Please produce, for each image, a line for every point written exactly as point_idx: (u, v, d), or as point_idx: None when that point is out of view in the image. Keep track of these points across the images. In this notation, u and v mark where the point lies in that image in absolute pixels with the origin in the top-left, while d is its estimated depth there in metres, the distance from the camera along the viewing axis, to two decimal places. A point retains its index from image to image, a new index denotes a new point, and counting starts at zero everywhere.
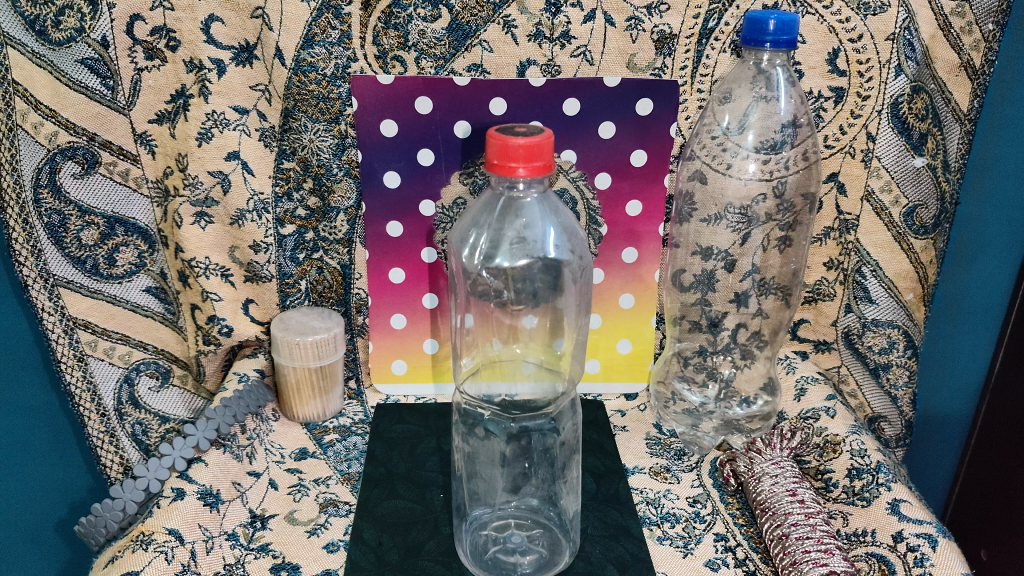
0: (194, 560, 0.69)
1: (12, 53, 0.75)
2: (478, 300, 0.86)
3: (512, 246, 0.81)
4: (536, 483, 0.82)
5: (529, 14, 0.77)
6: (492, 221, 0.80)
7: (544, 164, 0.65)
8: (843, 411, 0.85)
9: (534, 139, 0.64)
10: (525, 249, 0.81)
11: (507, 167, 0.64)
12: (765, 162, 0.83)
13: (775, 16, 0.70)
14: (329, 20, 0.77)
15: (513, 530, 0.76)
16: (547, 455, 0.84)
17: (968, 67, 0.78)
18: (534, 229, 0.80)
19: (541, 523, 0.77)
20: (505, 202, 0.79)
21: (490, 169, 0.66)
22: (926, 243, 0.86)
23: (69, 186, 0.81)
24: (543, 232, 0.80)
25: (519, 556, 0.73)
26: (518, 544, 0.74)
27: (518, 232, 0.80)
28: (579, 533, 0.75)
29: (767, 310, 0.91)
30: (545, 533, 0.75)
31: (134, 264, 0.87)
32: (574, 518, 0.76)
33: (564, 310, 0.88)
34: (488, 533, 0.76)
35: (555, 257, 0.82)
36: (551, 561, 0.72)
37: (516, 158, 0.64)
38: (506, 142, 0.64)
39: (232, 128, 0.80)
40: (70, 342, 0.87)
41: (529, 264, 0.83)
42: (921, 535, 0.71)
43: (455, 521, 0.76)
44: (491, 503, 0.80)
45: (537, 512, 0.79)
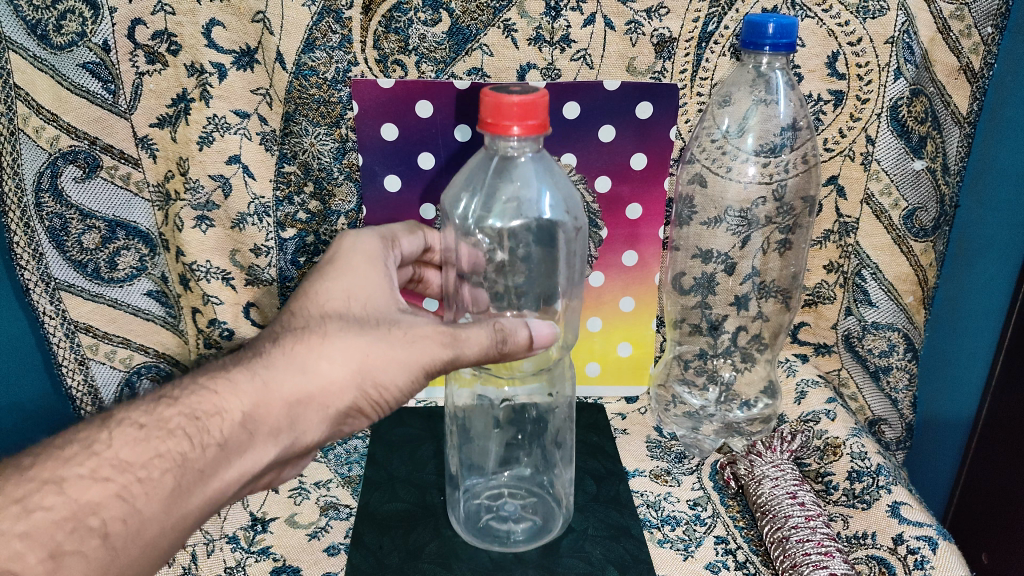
0: (194, 563, 0.73)
1: (13, 58, 0.75)
2: (470, 272, 0.83)
3: (503, 209, 0.77)
4: (527, 453, 0.86)
5: (529, 18, 0.78)
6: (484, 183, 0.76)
7: (538, 123, 0.63)
8: (843, 414, 0.86)
9: (529, 97, 0.62)
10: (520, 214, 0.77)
11: (506, 124, 0.63)
12: (765, 165, 0.83)
13: (774, 19, 0.70)
14: (330, 24, 0.77)
15: (507, 499, 0.80)
16: (538, 425, 0.87)
17: (967, 70, 0.78)
18: (529, 190, 0.76)
19: (533, 492, 0.81)
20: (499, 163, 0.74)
21: (485, 128, 0.64)
22: (926, 246, 0.86)
23: (70, 190, 0.81)
24: (538, 198, 0.76)
25: (512, 524, 0.76)
26: (512, 513, 0.78)
27: (510, 196, 0.76)
28: (572, 502, 0.79)
29: (767, 313, 0.92)
30: (537, 501, 0.79)
31: (135, 268, 0.86)
32: (566, 487, 0.80)
33: (563, 291, 0.84)
34: (480, 503, 0.80)
35: (551, 218, 0.78)
36: (545, 527, 0.76)
37: (510, 116, 0.63)
38: (502, 100, 0.62)
39: (232, 132, 0.81)
40: (70, 347, 0.87)
41: (524, 226, 0.79)
42: (921, 537, 0.71)
43: (448, 491, 0.80)
44: (483, 473, 0.84)
45: (529, 481, 0.83)
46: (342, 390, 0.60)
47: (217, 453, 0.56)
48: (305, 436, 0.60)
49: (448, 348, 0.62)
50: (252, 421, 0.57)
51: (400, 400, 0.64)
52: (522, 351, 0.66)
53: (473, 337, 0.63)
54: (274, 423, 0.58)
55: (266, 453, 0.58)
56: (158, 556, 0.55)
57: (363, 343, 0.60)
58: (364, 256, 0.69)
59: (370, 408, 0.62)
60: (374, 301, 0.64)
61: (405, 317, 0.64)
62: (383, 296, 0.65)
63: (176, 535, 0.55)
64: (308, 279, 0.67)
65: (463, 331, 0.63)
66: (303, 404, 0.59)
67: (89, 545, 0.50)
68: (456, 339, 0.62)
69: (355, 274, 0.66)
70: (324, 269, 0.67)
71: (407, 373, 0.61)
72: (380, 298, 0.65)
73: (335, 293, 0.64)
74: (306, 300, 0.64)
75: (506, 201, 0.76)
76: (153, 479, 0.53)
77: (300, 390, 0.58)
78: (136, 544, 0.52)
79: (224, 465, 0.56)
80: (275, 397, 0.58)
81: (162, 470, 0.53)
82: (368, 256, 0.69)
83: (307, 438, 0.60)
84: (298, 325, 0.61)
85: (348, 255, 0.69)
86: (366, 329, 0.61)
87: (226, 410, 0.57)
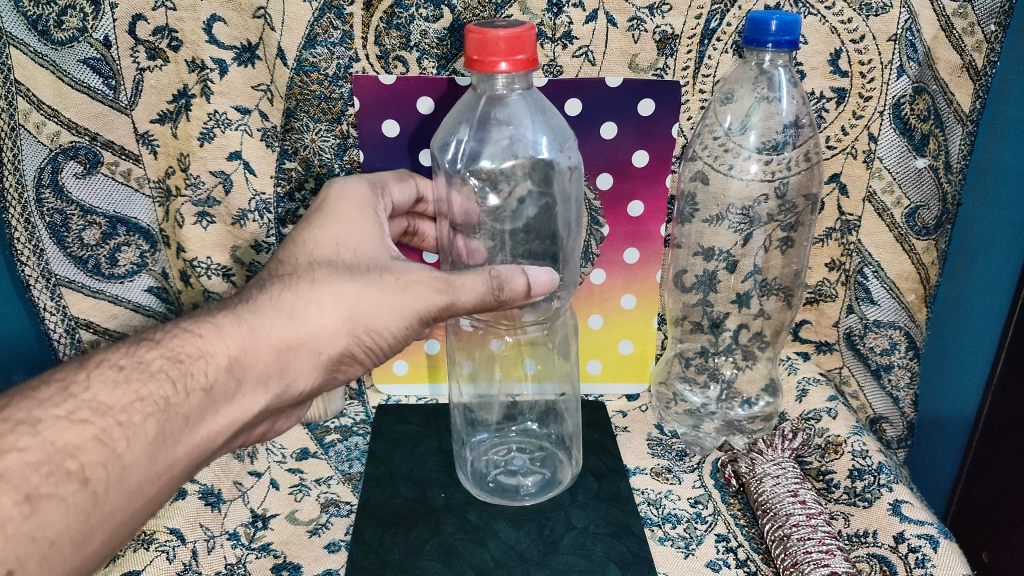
0: (195, 560, 0.71)
1: (13, 53, 0.75)
2: (465, 220, 0.84)
3: (494, 148, 0.78)
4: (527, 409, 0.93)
5: (531, 14, 0.77)
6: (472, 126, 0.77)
7: (527, 59, 0.64)
8: (844, 412, 0.87)
9: (516, 30, 0.63)
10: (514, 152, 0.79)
11: (494, 60, 0.63)
12: (767, 163, 0.83)
13: (778, 16, 0.70)
14: (331, 20, 0.77)
15: (514, 454, 0.86)
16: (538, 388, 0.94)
17: (970, 68, 0.78)
18: (521, 130, 0.77)
19: (539, 448, 0.87)
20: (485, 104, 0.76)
21: (472, 67, 0.64)
22: (928, 244, 0.86)
23: (70, 186, 0.80)
24: (529, 132, 0.77)
25: (521, 477, 0.82)
26: (520, 467, 0.84)
27: (501, 132, 0.77)
28: (579, 454, 0.85)
29: (769, 311, 0.92)
30: (544, 455, 0.86)
31: (135, 264, 0.86)
32: (573, 442, 0.87)
33: (562, 237, 0.86)
34: (489, 459, 0.85)
35: (545, 159, 0.79)
36: (552, 479, 0.82)
37: (497, 51, 0.63)
38: (487, 35, 0.62)
39: (233, 129, 0.80)
40: (70, 342, 0.86)
41: (517, 167, 0.80)
42: (922, 536, 0.71)
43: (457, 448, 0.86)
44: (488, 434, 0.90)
45: (534, 440, 0.89)
46: (333, 335, 0.61)
47: (205, 398, 0.56)
48: (297, 380, 0.61)
49: (441, 292, 0.63)
50: (239, 366, 0.57)
51: (392, 345, 0.65)
52: (519, 299, 0.67)
53: (468, 285, 0.64)
54: (264, 370, 0.58)
55: (256, 399, 0.59)
56: (146, 504, 0.54)
57: (353, 289, 0.61)
58: (353, 204, 0.70)
59: (362, 351, 0.64)
60: (364, 249, 0.66)
61: (397, 264, 0.65)
62: (374, 244, 0.67)
63: (165, 485, 0.54)
64: (297, 225, 0.69)
65: (455, 279, 0.64)
66: (292, 350, 0.59)
67: (69, 491, 0.48)
68: (451, 286, 0.63)
69: (345, 221, 0.68)
70: (312, 216, 0.69)
71: (400, 319, 0.62)
72: (370, 245, 0.67)
73: (324, 240, 0.65)
74: (296, 247, 0.65)
75: (495, 139, 0.78)
76: (134, 423, 0.52)
77: (291, 335, 0.59)
78: (121, 491, 0.51)
79: (215, 411, 0.56)
80: (264, 342, 0.58)
81: (144, 416, 0.52)
82: (357, 204, 0.70)
83: (299, 384, 0.61)
84: (287, 272, 0.63)
85: (337, 201, 0.70)
86: (357, 275, 0.62)
87: (212, 355, 0.57)
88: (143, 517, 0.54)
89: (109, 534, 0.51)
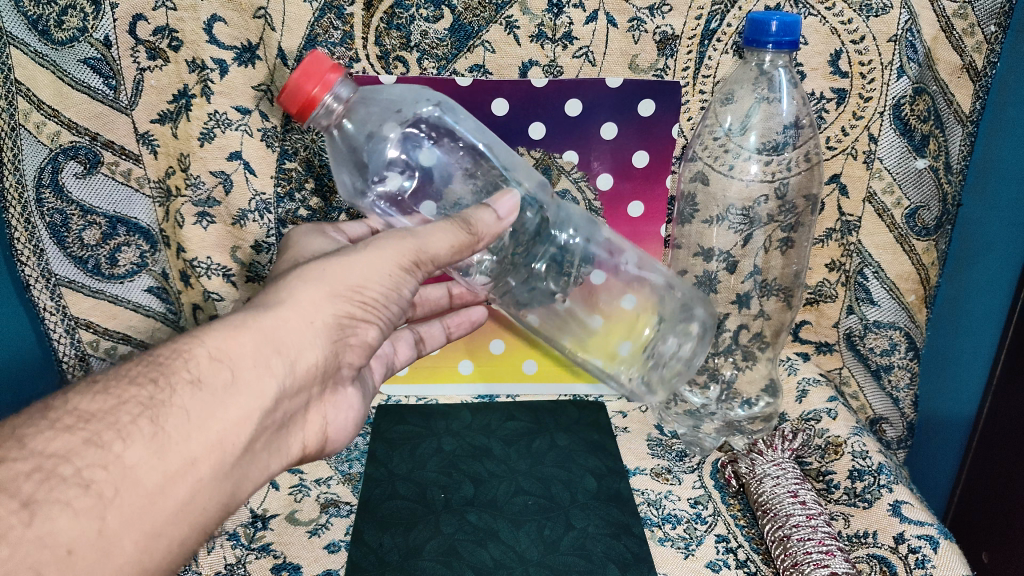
0: (194, 560, 0.72)
1: (13, 53, 0.74)
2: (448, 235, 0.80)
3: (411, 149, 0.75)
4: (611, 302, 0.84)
5: (531, 14, 0.77)
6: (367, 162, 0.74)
7: (332, 70, 0.63)
8: (844, 413, 0.87)
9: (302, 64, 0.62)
10: (425, 133, 0.76)
11: (306, 96, 0.62)
12: (767, 164, 0.83)
13: (778, 17, 0.70)
14: (332, 20, 0.77)
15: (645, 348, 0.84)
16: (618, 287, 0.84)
17: (969, 69, 0.78)
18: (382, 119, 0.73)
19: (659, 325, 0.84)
20: (346, 140, 0.71)
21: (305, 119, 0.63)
22: (928, 245, 0.86)
23: (70, 186, 0.80)
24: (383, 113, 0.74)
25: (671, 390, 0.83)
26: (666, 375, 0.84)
27: (399, 140, 0.74)
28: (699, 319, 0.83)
29: (769, 311, 0.92)
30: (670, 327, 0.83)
31: (135, 264, 0.86)
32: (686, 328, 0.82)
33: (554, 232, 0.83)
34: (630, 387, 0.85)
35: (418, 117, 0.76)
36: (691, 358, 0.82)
37: (308, 84, 0.62)
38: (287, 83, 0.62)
39: (233, 129, 0.81)
40: (70, 342, 0.86)
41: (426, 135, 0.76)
42: (922, 536, 0.71)
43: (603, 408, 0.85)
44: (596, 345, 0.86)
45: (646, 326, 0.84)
46: (316, 306, 0.56)
47: (199, 394, 0.50)
48: (298, 360, 0.55)
49: (406, 235, 0.59)
50: (225, 356, 0.52)
51: (386, 301, 0.59)
52: (491, 224, 0.63)
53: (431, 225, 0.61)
54: (256, 358, 0.53)
55: (263, 389, 0.52)
56: (177, 515, 0.47)
57: (316, 266, 0.58)
58: (314, 238, 0.71)
59: (358, 319, 0.58)
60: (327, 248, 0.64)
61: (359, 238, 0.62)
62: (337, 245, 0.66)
63: (191, 490, 0.48)
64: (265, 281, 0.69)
65: (425, 228, 0.60)
66: (279, 330, 0.54)
67: (73, 495, 0.43)
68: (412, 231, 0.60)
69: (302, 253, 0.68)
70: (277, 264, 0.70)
71: (377, 271, 0.58)
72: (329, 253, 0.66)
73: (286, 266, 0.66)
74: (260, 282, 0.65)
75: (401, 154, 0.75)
76: (124, 424, 0.47)
77: (271, 318, 0.54)
78: (135, 493, 0.45)
79: (220, 406, 0.50)
80: (246, 328, 0.53)
81: (132, 417, 0.47)
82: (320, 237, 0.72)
83: (303, 363, 0.55)
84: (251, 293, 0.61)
85: (299, 242, 0.71)
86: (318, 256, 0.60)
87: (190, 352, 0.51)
88: (181, 529, 0.48)
89: (138, 546, 0.45)
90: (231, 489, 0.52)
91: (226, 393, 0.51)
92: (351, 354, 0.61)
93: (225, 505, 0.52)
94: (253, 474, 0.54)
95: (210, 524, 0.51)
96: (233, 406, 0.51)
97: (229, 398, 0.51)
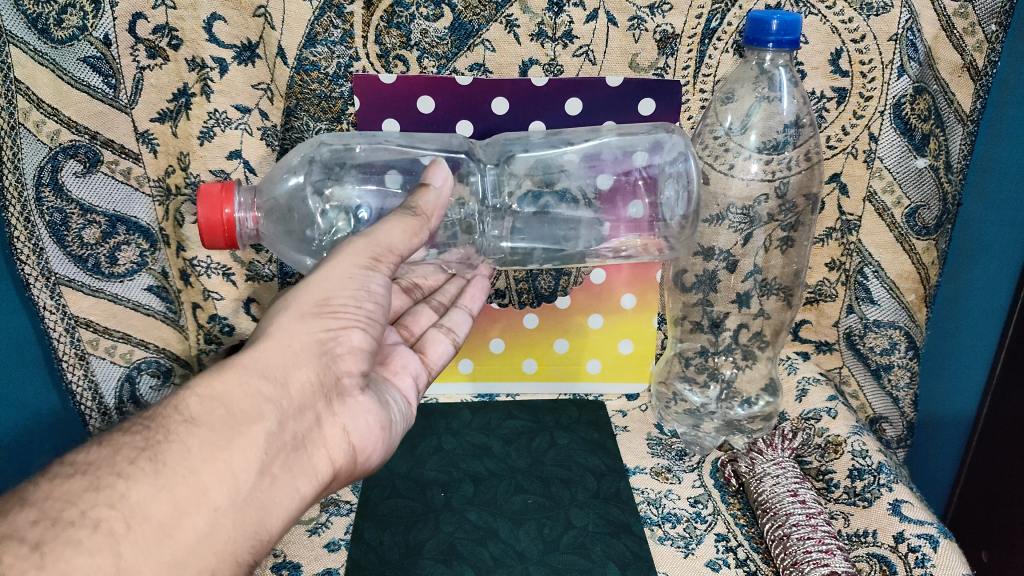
0: None
1: (13, 51, 0.72)
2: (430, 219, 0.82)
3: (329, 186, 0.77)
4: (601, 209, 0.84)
5: (531, 13, 0.77)
6: (300, 219, 0.75)
7: (227, 185, 0.68)
8: (844, 412, 0.87)
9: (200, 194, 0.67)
10: (332, 168, 0.77)
11: (224, 220, 0.67)
12: (767, 163, 0.82)
13: (778, 16, 0.70)
14: (332, 18, 0.77)
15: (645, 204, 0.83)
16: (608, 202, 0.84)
17: (970, 67, 0.78)
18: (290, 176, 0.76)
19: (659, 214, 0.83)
20: (265, 212, 0.73)
21: (236, 242, 0.68)
22: (928, 244, 0.86)
23: (70, 185, 0.78)
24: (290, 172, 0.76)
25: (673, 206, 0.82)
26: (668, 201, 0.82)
27: (316, 191, 0.76)
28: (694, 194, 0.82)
29: (769, 310, 0.91)
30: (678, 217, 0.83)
31: (135, 263, 0.85)
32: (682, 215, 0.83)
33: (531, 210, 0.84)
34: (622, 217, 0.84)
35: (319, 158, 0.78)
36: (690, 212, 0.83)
37: (218, 207, 0.67)
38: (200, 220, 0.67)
39: (233, 127, 0.81)
40: (70, 341, 0.85)
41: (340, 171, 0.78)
42: (922, 535, 0.71)
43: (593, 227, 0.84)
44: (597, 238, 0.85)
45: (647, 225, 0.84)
46: (293, 331, 0.56)
47: (196, 431, 0.50)
48: (290, 382, 0.54)
49: (355, 237, 0.59)
50: (214, 397, 0.52)
51: (359, 303, 0.58)
52: (434, 198, 0.63)
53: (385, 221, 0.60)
54: (246, 390, 0.53)
55: (259, 417, 0.52)
56: (197, 546, 0.47)
57: (285, 298, 0.58)
58: None
59: (339, 330, 0.57)
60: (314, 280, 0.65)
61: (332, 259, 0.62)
62: None
63: (209, 521, 0.48)
64: None
65: (375, 226, 0.60)
66: (261, 361, 0.54)
67: (81, 535, 0.44)
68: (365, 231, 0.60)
69: None
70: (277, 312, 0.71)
71: (341, 280, 0.57)
72: None
73: None
74: None
75: (323, 201, 0.76)
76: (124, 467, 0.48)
77: (251, 351, 0.54)
78: (146, 526, 0.46)
79: (221, 439, 0.51)
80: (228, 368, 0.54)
81: (128, 459, 0.48)
82: None
83: (298, 383, 0.54)
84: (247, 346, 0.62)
85: None
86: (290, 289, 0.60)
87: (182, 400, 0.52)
88: (207, 559, 0.48)
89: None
90: (257, 519, 0.51)
91: (223, 427, 0.51)
92: (354, 367, 0.58)
93: (255, 535, 0.51)
94: (279, 503, 0.53)
95: (242, 553, 0.50)
96: (234, 438, 0.51)
97: (229, 431, 0.51)
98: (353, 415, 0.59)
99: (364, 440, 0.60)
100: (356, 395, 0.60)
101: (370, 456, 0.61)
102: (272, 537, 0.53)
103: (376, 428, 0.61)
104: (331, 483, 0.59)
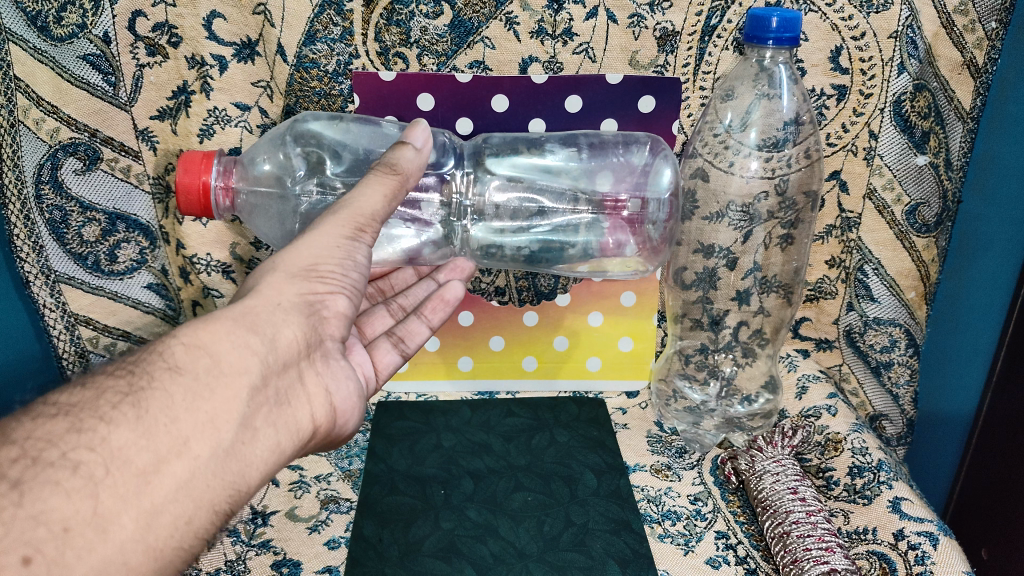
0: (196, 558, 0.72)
1: (13, 49, 0.72)
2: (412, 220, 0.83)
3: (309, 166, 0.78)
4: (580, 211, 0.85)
5: (531, 11, 0.77)
6: (274, 194, 0.77)
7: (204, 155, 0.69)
8: (844, 410, 0.87)
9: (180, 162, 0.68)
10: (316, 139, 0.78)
11: (201, 185, 0.68)
12: (767, 160, 0.82)
13: (778, 13, 0.70)
14: (331, 16, 0.77)
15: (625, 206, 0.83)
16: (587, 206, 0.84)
17: (971, 65, 0.78)
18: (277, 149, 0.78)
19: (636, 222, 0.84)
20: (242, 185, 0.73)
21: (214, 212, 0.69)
22: (929, 241, 0.86)
23: (70, 182, 0.78)
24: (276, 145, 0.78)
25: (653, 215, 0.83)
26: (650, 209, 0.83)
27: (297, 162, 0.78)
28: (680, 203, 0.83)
29: (769, 308, 0.90)
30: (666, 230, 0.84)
31: (135, 260, 0.84)
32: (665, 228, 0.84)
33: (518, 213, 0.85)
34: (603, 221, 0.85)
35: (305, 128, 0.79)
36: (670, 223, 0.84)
37: (196, 175, 0.68)
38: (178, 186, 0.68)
39: (233, 125, 0.81)
40: (71, 338, 0.85)
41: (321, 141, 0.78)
42: (922, 533, 0.71)
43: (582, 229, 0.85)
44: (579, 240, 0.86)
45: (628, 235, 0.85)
46: (280, 290, 0.55)
47: (181, 379, 0.48)
48: (278, 338, 0.53)
49: (338, 206, 0.59)
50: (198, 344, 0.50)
51: (346, 271, 0.58)
52: (417, 169, 0.62)
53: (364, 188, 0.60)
54: (234, 342, 0.51)
55: (245, 369, 0.51)
56: (176, 494, 0.46)
57: (271, 260, 0.58)
58: None
59: (326, 295, 0.57)
60: None
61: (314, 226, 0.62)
62: None
63: (189, 469, 0.46)
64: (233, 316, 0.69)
65: (353, 194, 0.59)
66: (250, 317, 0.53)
67: (61, 476, 0.42)
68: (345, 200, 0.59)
69: None
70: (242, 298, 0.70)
71: (326, 245, 0.57)
72: None
73: None
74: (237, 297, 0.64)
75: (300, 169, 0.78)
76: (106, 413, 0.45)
77: (239, 306, 0.53)
78: (126, 471, 0.44)
79: (204, 388, 0.49)
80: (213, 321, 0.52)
81: (111, 404, 0.46)
82: None
83: (284, 342, 0.54)
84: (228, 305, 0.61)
85: None
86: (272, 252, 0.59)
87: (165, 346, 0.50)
88: (185, 506, 0.46)
89: (138, 524, 0.43)
90: (236, 471, 0.50)
91: (208, 376, 0.49)
92: (337, 331, 0.59)
93: (233, 486, 0.49)
94: (259, 456, 0.52)
95: (222, 504, 0.49)
96: (218, 388, 0.49)
97: (212, 380, 0.49)
98: (336, 377, 0.59)
99: (344, 404, 0.60)
100: (340, 359, 0.60)
101: (348, 421, 0.61)
102: (250, 489, 0.51)
103: (356, 393, 0.61)
104: (311, 442, 0.59)
